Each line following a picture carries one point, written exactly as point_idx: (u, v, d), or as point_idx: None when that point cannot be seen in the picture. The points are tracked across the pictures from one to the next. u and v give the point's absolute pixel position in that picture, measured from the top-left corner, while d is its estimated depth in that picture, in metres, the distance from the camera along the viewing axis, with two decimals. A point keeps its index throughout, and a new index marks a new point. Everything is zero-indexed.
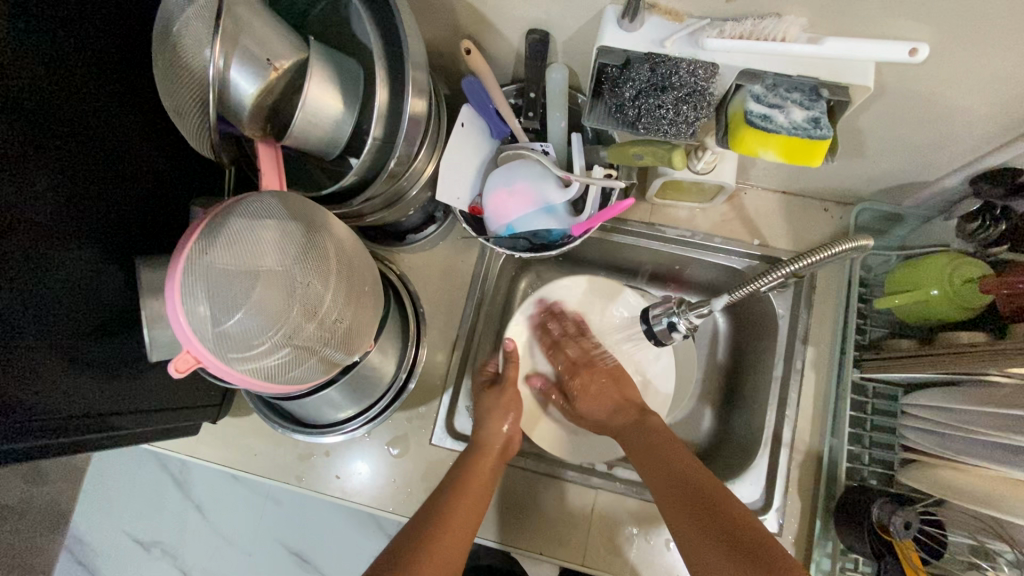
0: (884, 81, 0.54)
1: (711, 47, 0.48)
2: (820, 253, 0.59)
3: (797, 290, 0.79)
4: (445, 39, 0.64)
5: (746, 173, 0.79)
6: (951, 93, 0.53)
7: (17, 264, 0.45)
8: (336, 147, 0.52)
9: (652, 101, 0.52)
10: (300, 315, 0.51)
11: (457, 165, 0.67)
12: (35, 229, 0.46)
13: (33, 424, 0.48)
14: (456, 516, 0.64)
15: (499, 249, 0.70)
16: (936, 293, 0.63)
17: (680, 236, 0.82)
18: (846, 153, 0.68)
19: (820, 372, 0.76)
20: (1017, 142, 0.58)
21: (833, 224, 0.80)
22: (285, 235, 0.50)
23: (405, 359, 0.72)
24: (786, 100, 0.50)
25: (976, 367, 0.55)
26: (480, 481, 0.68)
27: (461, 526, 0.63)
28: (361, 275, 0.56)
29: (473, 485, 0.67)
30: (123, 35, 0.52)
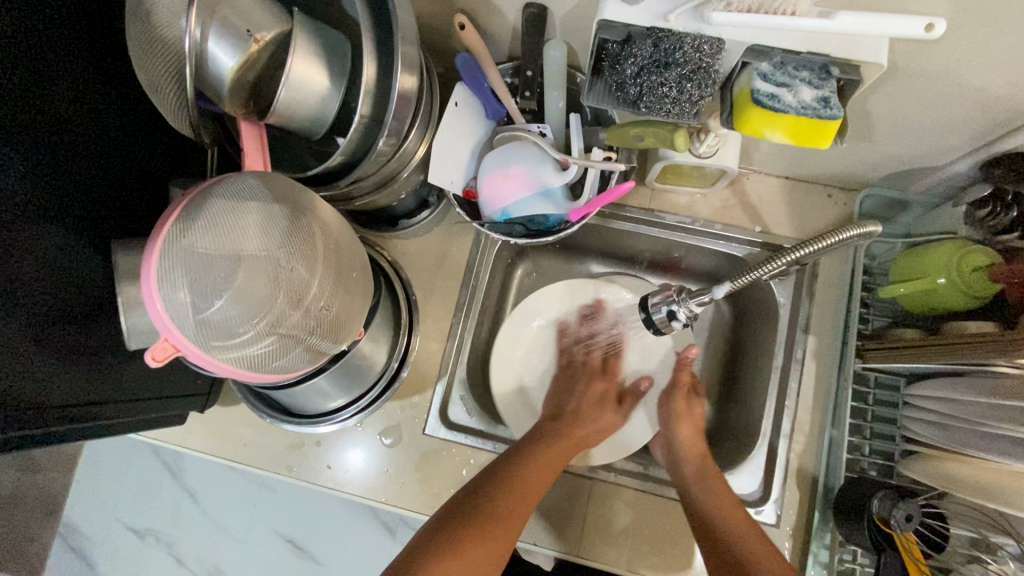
0: (897, 59, 0.51)
1: (717, 21, 0.45)
2: (826, 240, 0.58)
3: (798, 278, 0.77)
4: (439, 14, 0.61)
5: (749, 157, 0.77)
6: (966, 72, 0.51)
7: None
8: (322, 126, 0.50)
9: (655, 79, 0.50)
10: (285, 302, 0.49)
11: (451, 148, 0.65)
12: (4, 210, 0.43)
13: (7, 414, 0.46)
14: (521, 484, 0.66)
15: (495, 234, 0.67)
16: (943, 282, 0.61)
17: (681, 222, 0.80)
18: (853, 137, 0.66)
19: (821, 361, 0.75)
20: None
21: (837, 210, 0.78)
22: (268, 219, 0.47)
23: (397, 347, 0.70)
24: (794, 79, 0.48)
25: (983, 358, 0.53)
26: (550, 457, 0.71)
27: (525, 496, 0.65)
28: (349, 260, 0.54)
29: (542, 462, 0.69)
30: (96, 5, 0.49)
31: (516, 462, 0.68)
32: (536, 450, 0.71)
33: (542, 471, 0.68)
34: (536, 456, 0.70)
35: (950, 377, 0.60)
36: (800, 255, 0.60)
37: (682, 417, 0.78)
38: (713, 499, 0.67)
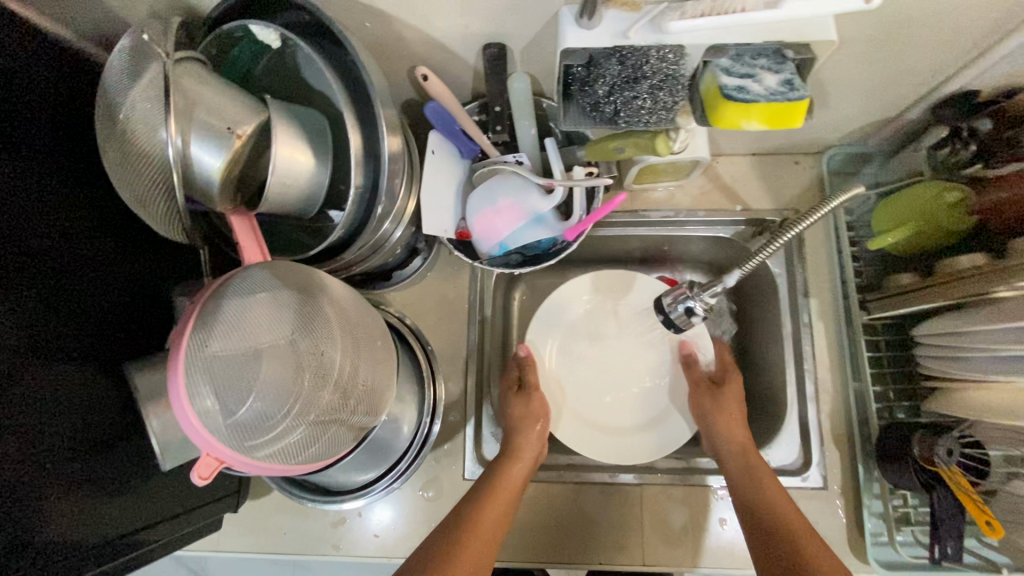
0: (842, 31, 0.54)
1: (676, 30, 0.47)
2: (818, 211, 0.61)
3: (787, 246, 0.80)
4: (399, 68, 0.62)
5: (716, 143, 0.80)
6: (905, 31, 0.54)
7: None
8: (315, 203, 0.50)
9: (627, 94, 0.52)
10: (315, 386, 0.48)
11: (436, 195, 0.65)
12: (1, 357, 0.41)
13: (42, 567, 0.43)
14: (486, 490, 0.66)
15: (495, 268, 0.68)
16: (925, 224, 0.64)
17: (665, 217, 0.82)
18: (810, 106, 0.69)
19: (827, 320, 0.77)
20: (971, 65, 0.59)
21: (806, 175, 0.82)
22: (282, 307, 0.47)
23: (424, 402, 0.68)
24: (755, 68, 0.51)
25: (985, 288, 0.56)
26: (505, 488, 0.66)
27: (482, 536, 0.61)
28: (368, 328, 0.53)
29: (496, 493, 0.65)
30: (63, 126, 0.47)
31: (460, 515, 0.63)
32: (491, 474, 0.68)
33: (494, 507, 0.64)
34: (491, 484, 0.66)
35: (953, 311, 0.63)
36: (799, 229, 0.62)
37: (711, 406, 0.77)
38: (771, 488, 0.66)
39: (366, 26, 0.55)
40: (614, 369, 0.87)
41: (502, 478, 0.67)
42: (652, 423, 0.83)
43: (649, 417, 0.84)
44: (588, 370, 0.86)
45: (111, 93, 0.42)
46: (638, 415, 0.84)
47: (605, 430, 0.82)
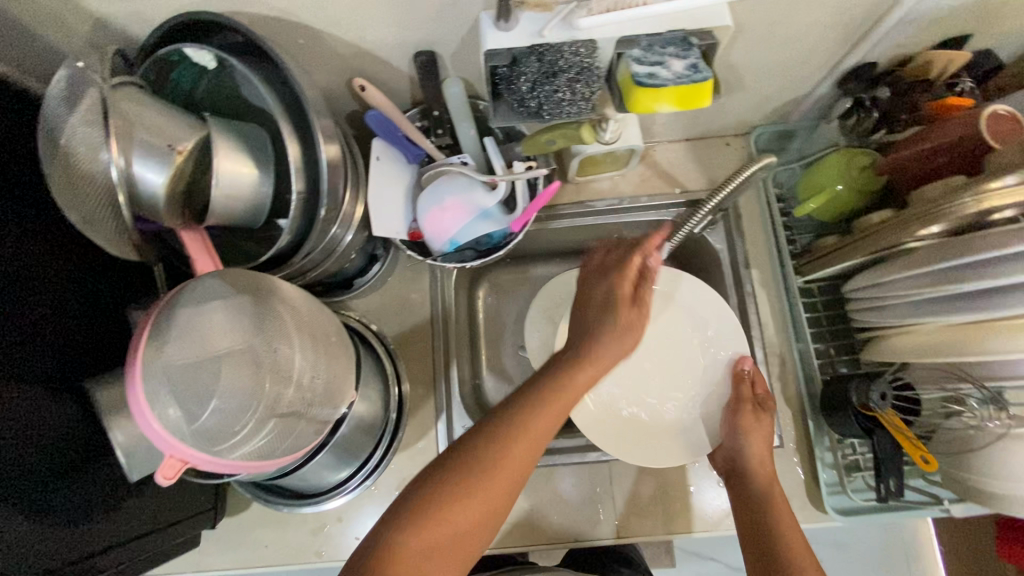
0: (741, 17, 0.59)
1: (585, 25, 0.51)
2: (726, 187, 0.70)
3: (726, 223, 0.85)
4: (337, 82, 0.65)
5: (650, 131, 0.84)
6: (797, 13, 0.60)
7: None
8: (262, 212, 0.52)
9: (548, 88, 0.56)
10: (274, 385, 0.50)
11: (385, 199, 0.68)
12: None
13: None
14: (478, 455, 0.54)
15: (449, 264, 0.71)
16: (842, 188, 0.69)
17: (611, 206, 0.86)
18: (729, 89, 0.74)
19: (769, 288, 0.82)
20: (863, 40, 0.65)
21: (737, 154, 0.87)
22: (235, 312, 0.49)
23: (390, 401, 0.70)
24: (663, 56, 0.55)
25: (895, 238, 0.61)
26: (537, 418, 0.56)
27: (510, 471, 0.54)
28: (323, 327, 0.56)
29: (524, 429, 0.55)
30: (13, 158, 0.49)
31: (475, 454, 0.54)
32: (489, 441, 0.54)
33: (522, 445, 0.54)
34: (486, 447, 0.54)
35: (876, 264, 0.68)
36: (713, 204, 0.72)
37: (753, 434, 0.70)
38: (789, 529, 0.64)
39: (299, 43, 0.58)
40: (662, 366, 0.80)
41: (536, 408, 0.56)
42: (682, 421, 0.77)
43: (680, 414, 0.78)
44: (634, 359, 0.80)
45: (49, 120, 0.44)
46: (668, 415, 0.78)
47: (626, 424, 0.77)
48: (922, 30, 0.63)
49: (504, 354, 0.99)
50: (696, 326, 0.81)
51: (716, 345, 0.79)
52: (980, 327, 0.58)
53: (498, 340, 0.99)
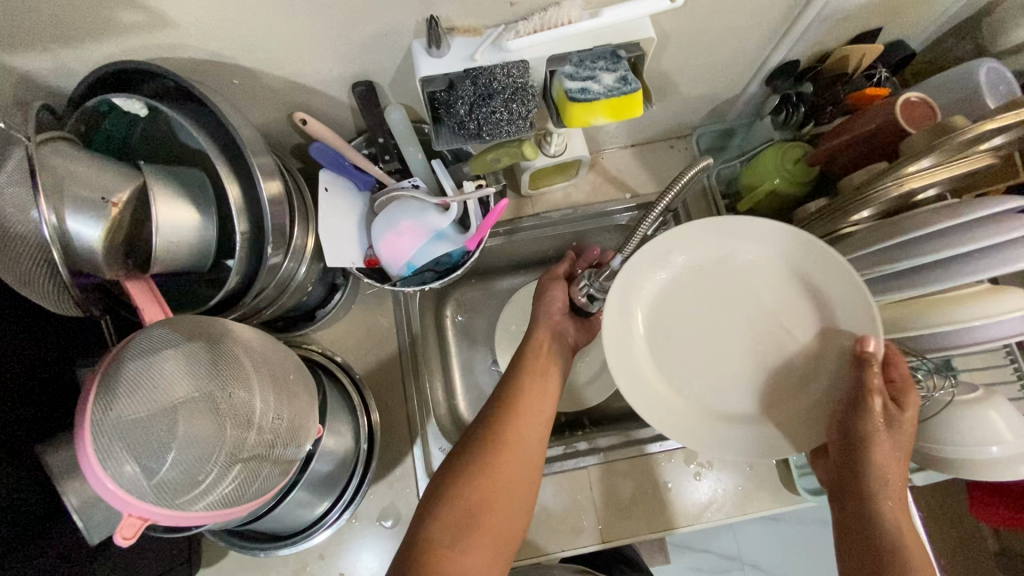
0: (665, 28, 0.62)
1: (513, 48, 0.53)
2: (674, 186, 0.61)
3: (677, 222, 0.88)
4: (277, 118, 0.65)
5: (596, 141, 0.87)
6: (716, 20, 0.63)
7: None
8: (208, 255, 0.52)
9: (485, 110, 0.57)
10: (235, 430, 0.49)
11: (337, 229, 0.68)
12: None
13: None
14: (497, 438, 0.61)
15: (409, 288, 0.71)
16: (779, 180, 0.72)
17: (566, 215, 0.88)
18: (664, 95, 0.77)
19: None
20: (782, 41, 0.69)
21: (681, 156, 0.90)
22: (188, 360, 0.48)
23: (361, 432, 0.69)
24: (594, 71, 0.57)
25: (832, 225, 0.64)
26: (529, 399, 0.64)
27: (516, 444, 0.61)
28: (281, 365, 0.55)
29: (522, 406, 0.63)
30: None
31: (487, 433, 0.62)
32: (499, 424, 0.62)
33: (524, 419, 0.63)
34: (499, 430, 0.62)
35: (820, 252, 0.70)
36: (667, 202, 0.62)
37: (881, 435, 0.53)
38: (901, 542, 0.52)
39: (234, 83, 0.58)
40: (723, 339, 0.63)
41: (527, 389, 0.65)
42: (762, 402, 0.62)
43: (765, 389, 0.61)
44: (692, 334, 0.64)
45: None
46: (740, 397, 0.62)
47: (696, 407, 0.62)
48: (834, 27, 0.67)
49: (477, 371, 0.99)
50: (755, 273, 0.63)
51: (793, 301, 0.61)
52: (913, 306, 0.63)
53: (470, 357, 1.00)
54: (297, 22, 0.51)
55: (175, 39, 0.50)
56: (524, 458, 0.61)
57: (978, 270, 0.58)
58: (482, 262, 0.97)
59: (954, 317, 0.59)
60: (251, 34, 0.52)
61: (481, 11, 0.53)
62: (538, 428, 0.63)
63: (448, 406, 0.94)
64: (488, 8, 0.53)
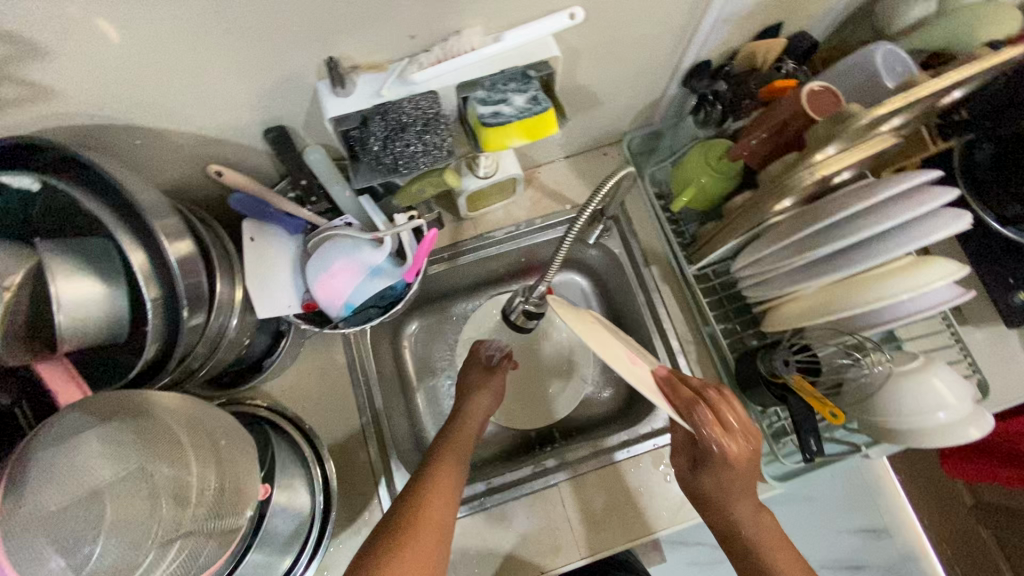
0: (573, 44, 0.63)
1: (419, 79, 0.53)
2: (597, 196, 0.64)
3: (619, 227, 0.90)
4: (191, 172, 0.63)
5: (530, 156, 0.87)
6: (622, 32, 0.64)
7: None
8: (123, 326, 0.49)
9: (400, 143, 0.55)
10: (172, 507, 0.47)
11: (266, 279, 0.66)
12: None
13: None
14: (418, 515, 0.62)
15: (351, 328, 0.69)
16: (705, 178, 0.74)
17: (509, 233, 0.89)
18: (588, 106, 0.78)
19: (671, 281, 0.86)
20: (690, 44, 0.71)
21: (615, 162, 0.92)
22: (108, 441, 0.46)
23: (317, 484, 0.67)
24: (505, 93, 0.57)
25: (754, 217, 0.65)
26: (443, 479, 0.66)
27: (433, 530, 0.61)
28: (213, 429, 0.53)
29: (438, 491, 0.65)
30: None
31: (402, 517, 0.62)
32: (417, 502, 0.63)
33: (440, 503, 0.64)
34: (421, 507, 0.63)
35: (752, 242, 0.71)
36: (592, 210, 0.65)
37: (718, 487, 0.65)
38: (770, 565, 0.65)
39: (137, 143, 0.56)
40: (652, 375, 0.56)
41: (441, 473, 0.67)
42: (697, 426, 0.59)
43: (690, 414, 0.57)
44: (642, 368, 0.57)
45: None
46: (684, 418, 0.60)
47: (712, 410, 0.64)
48: (737, 26, 0.69)
49: (442, 399, 0.98)
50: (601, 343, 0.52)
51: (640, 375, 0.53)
52: (849, 284, 0.63)
53: (433, 386, 0.98)
54: (191, 76, 0.50)
55: (62, 107, 0.49)
56: (437, 537, 0.61)
57: (903, 245, 0.60)
58: (434, 288, 0.96)
59: (889, 293, 0.60)
60: (145, 94, 0.50)
61: (381, 46, 0.53)
62: (453, 508, 0.65)
63: (415, 438, 0.93)
64: (388, 42, 0.53)
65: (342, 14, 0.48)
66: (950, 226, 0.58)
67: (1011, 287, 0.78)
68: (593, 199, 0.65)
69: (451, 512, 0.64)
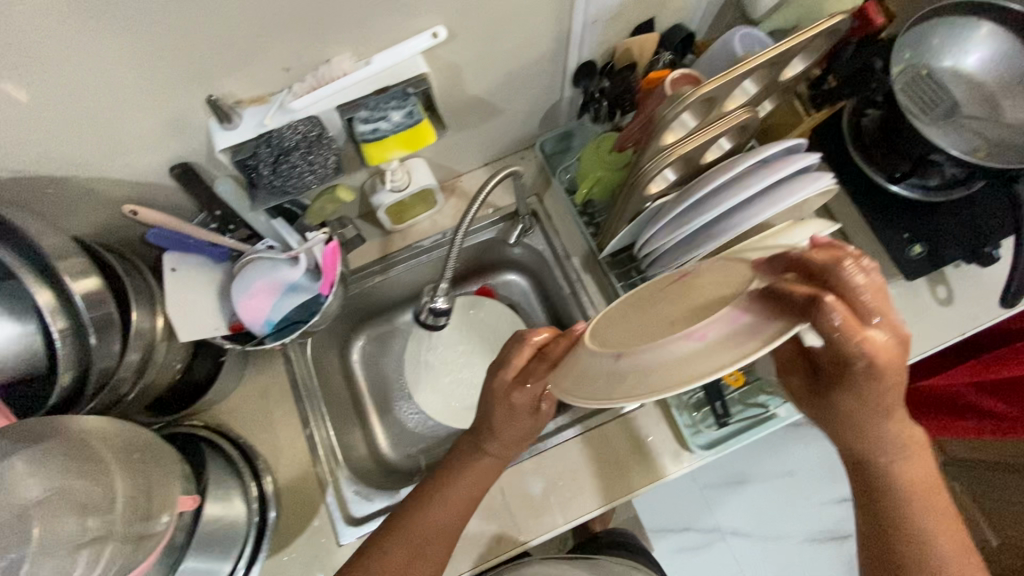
0: (452, 59, 0.68)
1: (297, 107, 0.58)
2: (481, 194, 0.72)
3: (539, 225, 0.94)
4: (110, 215, 0.68)
5: (448, 167, 0.92)
6: (496, 44, 0.69)
7: None
8: (37, 359, 0.53)
9: (288, 166, 0.60)
10: (98, 519, 0.52)
11: (190, 305, 0.70)
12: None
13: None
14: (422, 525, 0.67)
15: (276, 344, 0.73)
16: (602, 172, 0.79)
17: (436, 241, 0.93)
18: (490, 115, 0.83)
19: (591, 271, 0.90)
20: (569, 48, 0.75)
21: (532, 164, 0.96)
22: (34, 464, 0.50)
23: (253, 495, 0.71)
24: (383, 110, 0.62)
25: (638, 196, 0.67)
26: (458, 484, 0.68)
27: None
28: (137, 445, 0.57)
29: (412, 537, 0.66)
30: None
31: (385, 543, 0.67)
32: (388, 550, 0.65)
33: (411, 553, 0.65)
34: (388, 556, 0.65)
35: (649, 217, 0.73)
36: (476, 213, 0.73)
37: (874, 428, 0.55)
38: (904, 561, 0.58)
39: (48, 192, 0.60)
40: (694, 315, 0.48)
41: (464, 475, 0.69)
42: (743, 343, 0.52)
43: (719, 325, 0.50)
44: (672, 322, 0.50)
45: None
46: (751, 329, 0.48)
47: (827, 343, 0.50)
48: (610, 26, 0.74)
49: (395, 408, 1.01)
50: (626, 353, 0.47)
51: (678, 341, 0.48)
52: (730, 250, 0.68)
53: (385, 397, 1.02)
54: (85, 127, 0.55)
55: None
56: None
57: (776, 202, 0.64)
58: (376, 301, 1.01)
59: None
60: (44, 147, 0.55)
61: (259, 81, 0.58)
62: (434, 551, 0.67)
63: (369, 447, 0.97)
64: (264, 76, 0.58)
65: (213, 56, 0.54)
66: (811, 186, 0.63)
67: (906, 241, 0.83)
68: (477, 201, 0.73)
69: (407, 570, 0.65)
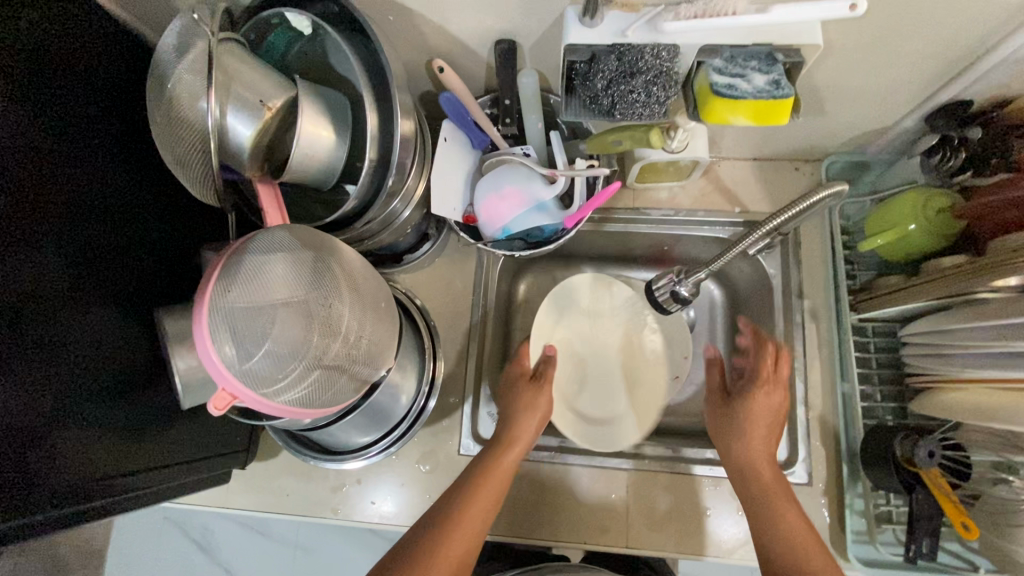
0: (832, 39, 0.58)
1: (669, 29, 0.51)
2: (792, 209, 0.61)
3: (784, 248, 0.83)
4: (416, 63, 0.68)
5: (716, 146, 0.83)
6: (888, 42, 0.58)
7: (61, 331, 0.48)
8: (333, 175, 0.55)
9: (624, 88, 0.56)
10: (323, 337, 0.52)
11: (448, 180, 0.70)
12: (25, 295, 0.44)
13: (59, 495, 0.47)
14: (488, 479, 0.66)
15: (498, 251, 0.72)
16: (914, 227, 0.67)
17: (665, 215, 0.85)
18: (808, 112, 0.73)
19: (820, 321, 0.80)
20: (962, 76, 0.62)
21: (806, 180, 0.84)
22: (297, 263, 0.52)
23: (424, 374, 0.74)
24: (746, 69, 0.54)
25: (966, 283, 0.58)
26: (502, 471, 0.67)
27: (481, 504, 0.64)
28: (374, 292, 0.58)
29: (484, 490, 0.65)
30: (92, 85, 0.52)
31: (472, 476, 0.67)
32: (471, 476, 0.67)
33: (478, 506, 0.64)
34: (479, 482, 0.66)
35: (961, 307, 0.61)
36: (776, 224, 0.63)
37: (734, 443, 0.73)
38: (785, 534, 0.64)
39: (389, 19, 0.60)
40: None
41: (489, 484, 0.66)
42: None
43: None
44: None
45: (162, 64, 0.48)
46: None
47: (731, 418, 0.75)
48: None
49: None
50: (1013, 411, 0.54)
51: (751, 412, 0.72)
52: None
53: None
54: None
55: None
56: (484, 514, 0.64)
57: None
58: (569, 247, 0.96)
59: None
60: None
61: None
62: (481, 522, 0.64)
63: None
64: None
65: None
66: None
67: None
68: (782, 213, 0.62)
69: (478, 522, 0.64)
